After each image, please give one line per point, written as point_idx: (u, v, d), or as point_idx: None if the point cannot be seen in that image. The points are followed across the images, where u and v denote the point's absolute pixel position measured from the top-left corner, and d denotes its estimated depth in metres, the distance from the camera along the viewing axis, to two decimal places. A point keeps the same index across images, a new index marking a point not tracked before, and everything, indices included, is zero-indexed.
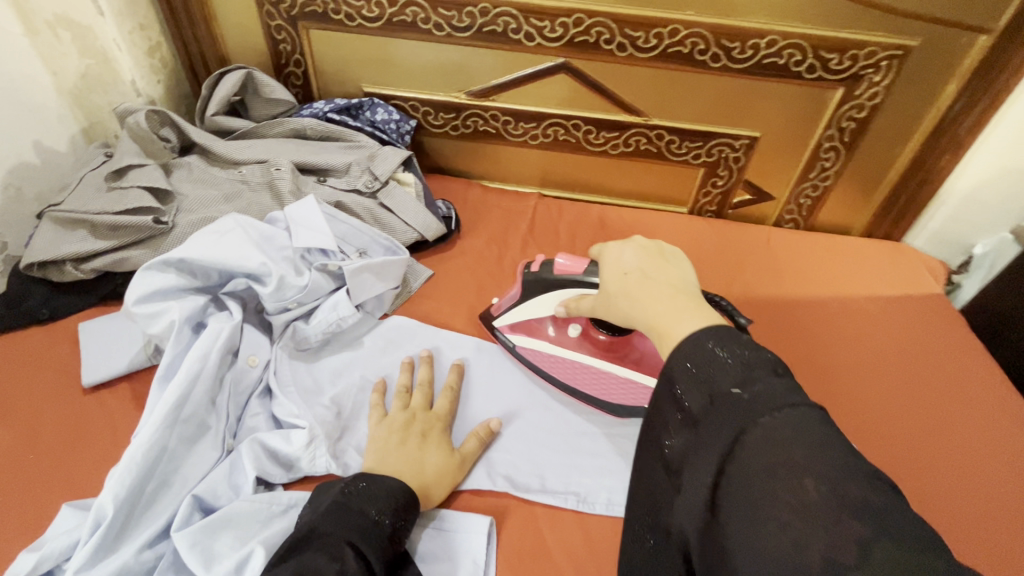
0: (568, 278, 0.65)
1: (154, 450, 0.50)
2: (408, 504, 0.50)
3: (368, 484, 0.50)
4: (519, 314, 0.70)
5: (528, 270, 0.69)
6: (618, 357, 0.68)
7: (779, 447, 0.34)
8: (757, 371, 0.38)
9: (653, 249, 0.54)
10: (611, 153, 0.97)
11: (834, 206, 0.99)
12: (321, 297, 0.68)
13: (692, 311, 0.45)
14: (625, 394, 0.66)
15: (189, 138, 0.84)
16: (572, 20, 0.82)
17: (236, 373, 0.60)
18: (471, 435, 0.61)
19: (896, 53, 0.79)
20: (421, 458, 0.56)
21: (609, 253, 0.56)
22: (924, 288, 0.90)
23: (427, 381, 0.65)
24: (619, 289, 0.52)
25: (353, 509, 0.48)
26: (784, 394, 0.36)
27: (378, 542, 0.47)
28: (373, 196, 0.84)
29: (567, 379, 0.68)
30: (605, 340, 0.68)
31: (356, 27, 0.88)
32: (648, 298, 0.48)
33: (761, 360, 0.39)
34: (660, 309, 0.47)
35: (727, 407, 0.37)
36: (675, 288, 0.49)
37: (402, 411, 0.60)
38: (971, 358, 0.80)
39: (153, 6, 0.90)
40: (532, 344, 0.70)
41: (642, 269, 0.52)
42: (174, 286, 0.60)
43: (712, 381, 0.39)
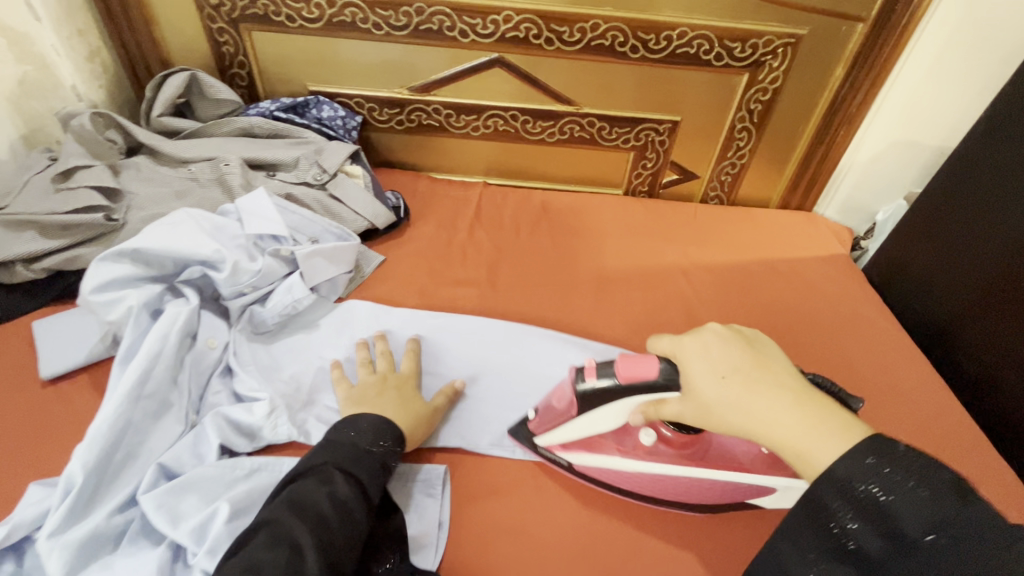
0: (640, 384, 0.54)
1: (119, 423, 0.53)
2: (390, 438, 0.58)
3: (355, 424, 0.58)
4: (577, 432, 0.60)
5: (581, 380, 0.58)
6: (699, 459, 0.60)
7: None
8: (944, 506, 0.37)
9: (739, 338, 0.51)
10: (549, 141, 1.04)
11: (751, 181, 1.09)
12: (275, 282, 0.71)
13: (825, 424, 0.44)
14: (715, 492, 0.60)
15: (136, 139, 0.86)
16: (501, 18, 0.88)
17: (196, 355, 0.63)
18: (439, 393, 0.67)
19: (789, 41, 0.90)
20: (403, 407, 0.62)
21: (690, 351, 0.51)
22: (831, 250, 1.01)
23: (387, 350, 0.69)
24: (726, 401, 0.47)
25: (343, 443, 0.56)
26: (1000, 535, 0.35)
27: (366, 468, 0.54)
28: (322, 188, 0.88)
29: (649, 492, 0.60)
30: (676, 440, 0.60)
31: (298, 28, 0.92)
32: (771, 414, 0.45)
33: (938, 488, 0.38)
34: (792, 425, 0.44)
35: (920, 555, 0.37)
36: (786, 391, 0.47)
37: (372, 374, 0.66)
38: (868, 307, 0.91)
39: (90, 11, 0.91)
40: (595, 462, 0.61)
41: (745, 370, 0.48)
42: (130, 275, 0.63)
43: (892, 522, 0.38)
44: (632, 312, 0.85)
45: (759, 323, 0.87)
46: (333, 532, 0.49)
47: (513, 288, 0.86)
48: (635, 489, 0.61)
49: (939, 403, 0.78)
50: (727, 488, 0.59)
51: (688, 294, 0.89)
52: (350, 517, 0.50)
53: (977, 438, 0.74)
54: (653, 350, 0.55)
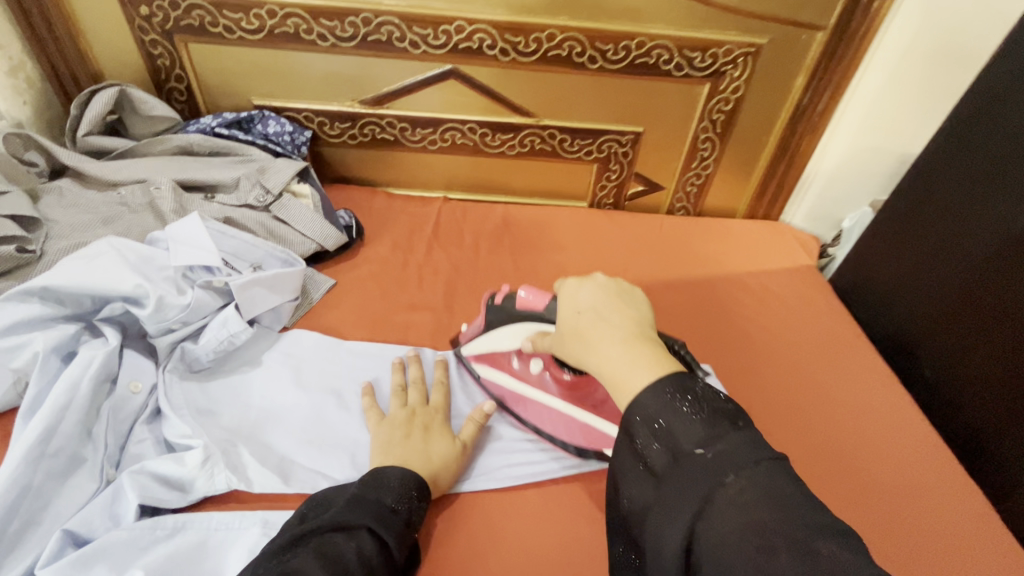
0: (530, 312, 0.64)
1: (15, 490, 0.48)
2: (417, 489, 0.54)
3: (388, 475, 0.53)
4: (484, 344, 0.69)
5: (494, 300, 0.69)
6: (581, 400, 0.65)
7: (748, 508, 0.35)
8: (718, 428, 0.39)
9: (609, 288, 0.53)
10: (509, 154, 1.00)
11: (717, 191, 1.07)
12: (208, 315, 0.66)
13: (647, 359, 0.45)
14: (585, 437, 0.64)
15: (60, 162, 0.80)
16: (453, 28, 0.85)
17: (116, 401, 0.58)
18: (468, 421, 0.63)
19: (749, 50, 0.88)
20: (426, 450, 0.58)
21: (566, 289, 0.55)
22: (798, 261, 0.99)
23: (420, 378, 0.67)
24: (573, 331, 0.51)
25: (369, 497, 0.51)
26: (750, 449, 0.37)
27: (394, 526, 0.49)
28: (267, 210, 0.83)
29: (530, 417, 0.66)
30: (569, 379, 0.65)
31: (237, 39, 0.86)
32: (602, 344, 0.47)
33: (714, 412, 0.40)
34: (614, 355, 0.46)
35: (689, 465, 0.38)
36: (625, 328, 0.48)
37: (402, 409, 0.63)
38: (834, 319, 0.90)
39: (10, 22, 0.83)
40: (494, 375, 0.69)
41: (596, 309, 0.51)
42: (39, 316, 0.57)
43: (676, 442, 0.39)
44: None
45: (727, 340, 0.84)
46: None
47: (472, 310, 0.82)
48: (521, 410, 0.67)
49: (905, 421, 0.76)
50: (599, 435, 0.63)
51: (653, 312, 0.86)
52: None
53: (944, 457, 0.72)
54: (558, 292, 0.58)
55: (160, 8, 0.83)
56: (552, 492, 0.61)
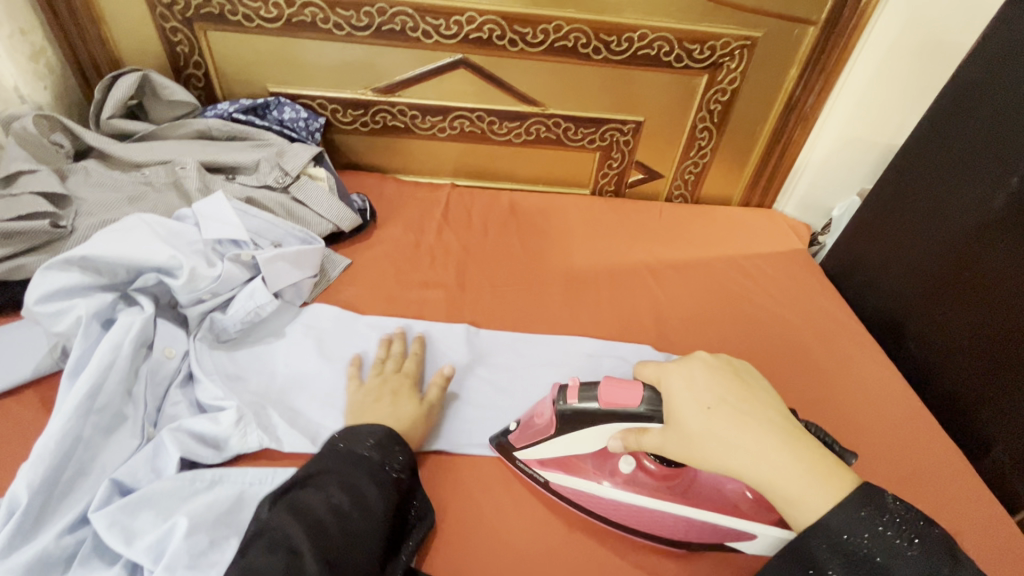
0: (620, 412, 0.56)
1: (68, 439, 0.51)
2: (387, 439, 0.57)
3: (359, 428, 0.58)
4: (554, 451, 0.60)
5: (562, 402, 0.59)
6: (678, 493, 0.59)
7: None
8: (935, 565, 0.44)
9: (723, 371, 0.56)
10: (515, 142, 1.04)
11: (713, 180, 1.11)
12: (236, 288, 0.69)
13: (809, 460, 0.49)
14: (692, 533, 0.57)
15: (85, 143, 0.82)
16: (465, 19, 0.88)
17: (152, 365, 0.61)
18: (432, 384, 0.66)
19: (745, 43, 0.92)
20: (394, 411, 0.62)
21: (678, 382, 0.55)
22: (789, 245, 1.04)
23: (402, 351, 0.70)
24: (713, 431, 0.51)
25: (339, 450, 0.56)
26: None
27: (363, 472, 0.54)
28: (285, 191, 0.86)
29: (624, 522, 0.59)
30: (658, 469, 0.59)
31: (255, 28, 0.89)
32: (760, 449, 0.50)
33: (923, 543, 0.45)
34: (778, 462, 0.49)
35: None
36: (772, 426, 0.51)
37: (375, 377, 0.66)
38: (824, 300, 0.95)
39: (32, 8, 0.86)
40: (576, 485, 0.60)
41: (729, 402, 0.53)
42: (80, 284, 0.60)
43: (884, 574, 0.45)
44: (600, 311, 0.86)
45: (724, 319, 0.89)
46: (328, 537, 0.49)
47: (482, 289, 0.86)
48: (610, 516, 0.59)
49: (888, 389, 0.81)
50: (711, 529, 0.57)
51: (653, 293, 0.91)
52: (348, 524, 0.50)
53: (925, 422, 0.77)
54: (648, 376, 0.58)
55: None
56: None
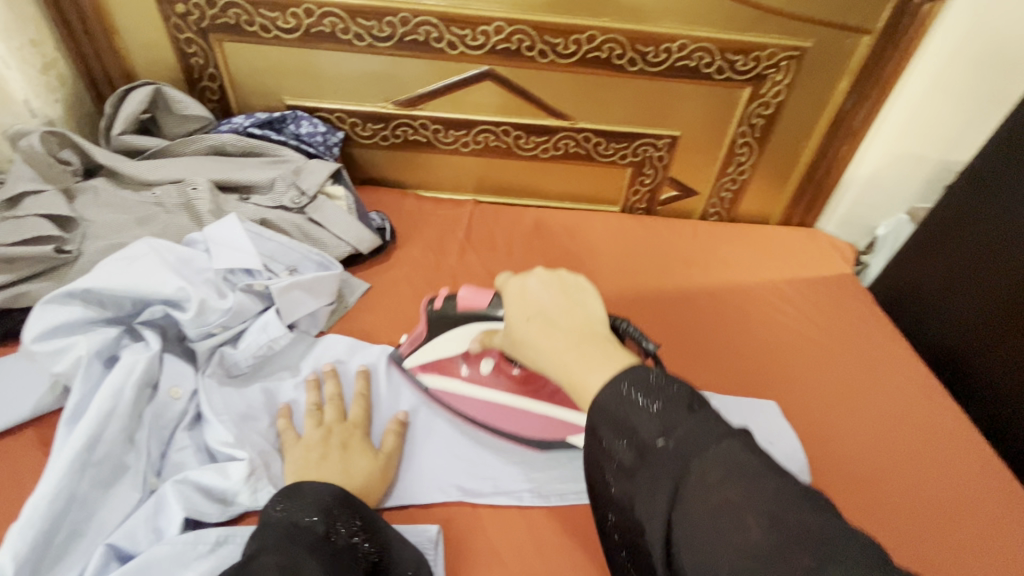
0: (473, 313, 0.62)
1: (63, 498, 0.47)
2: (335, 501, 0.49)
3: (301, 488, 0.50)
4: (428, 355, 0.66)
5: (431, 307, 0.65)
6: (533, 391, 0.65)
7: (716, 490, 0.36)
8: (675, 414, 0.39)
9: (556, 283, 0.52)
10: (542, 157, 0.99)
11: (751, 198, 1.05)
12: (248, 319, 0.65)
13: (600, 360, 0.45)
14: (543, 429, 0.64)
15: (95, 161, 0.79)
16: (493, 29, 0.83)
17: (157, 408, 0.56)
18: (388, 432, 0.61)
19: (792, 54, 0.86)
20: (346, 468, 0.55)
21: (512, 289, 0.53)
22: (836, 269, 0.97)
23: (337, 394, 0.62)
24: (529, 339, 0.50)
25: (276, 525, 0.46)
26: (710, 430, 0.38)
27: (308, 543, 0.45)
28: (301, 212, 0.82)
29: (484, 420, 0.64)
30: (518, 374, 0.65)
31: (273, 38, 0.85)
32: (556, 349, 0.47)
33: (668, 399, 0.40)
34: (568, 360, 0.46)
35: (655, 458, 0.38)
36: (581, 331, 0.48)
37: (316, 429, 0.58)
38: (877, 330, 0.87)
39: (44, 18, 0.82)
40: (445, 384, 0.66)
41: (547, 312, 0.50)
42: (80, 319, 0.55)
43: (635, 433, 0.40)
44: None
45: (766, 350, 0.82)
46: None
47: None
48: (473, 414, 0.65)
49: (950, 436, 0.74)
50: (556, 424, 0.63)
51: (690, 321, 0.84)
52: None
53: (992, 476, 0.70)
54: (498, 288, 0.56)
55: (197, 6, 0.82)
56: None
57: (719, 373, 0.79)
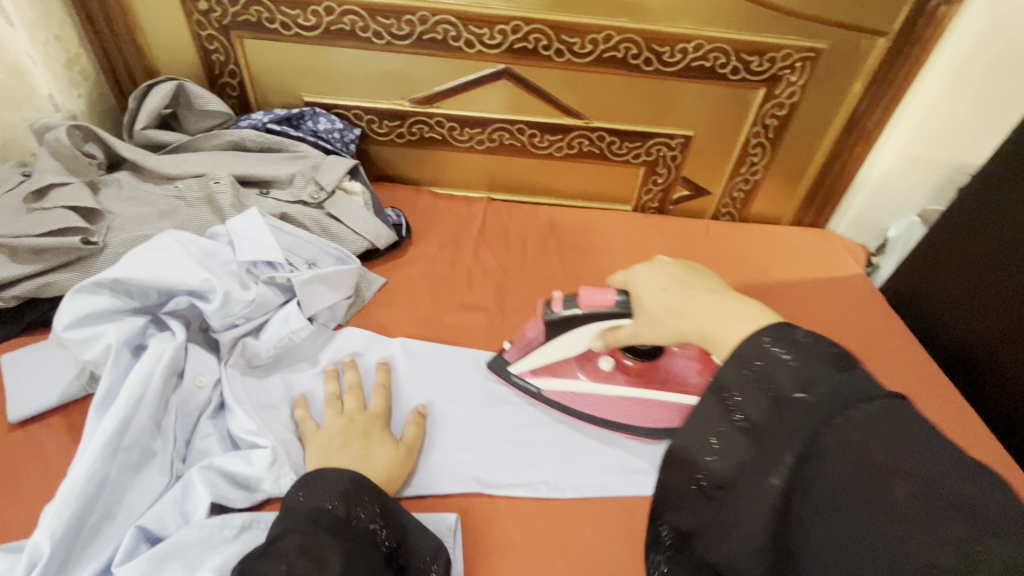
0: (597, 311, 0.61)
1: (94, 481, 0.48)
2: (355, 486, 0.50)
3: (320, 475, 0.50)
4: (543, 357, 0.69)
5: (550, 311, 0.65)
6: (647, 382, 0.70)
7: (859, 443, 0.33)
8: (820, 369, 0.37)
9: (677, 263, 0.56)
10: (556, 155, 1.00)
11: (764, 198, 1.05)
12: (270, 311, 0.66)
13: (745, 313, 0.46)
14: (663, 416, 0.68)
15: (118, 154, 0.80)
16: (509, 28, 0.84)
17: (182, 395, 0.58)
18: (410, 423, 0.62)
19: (808, 55, 0.86)
20: (366, 457, 0.56)
21: (636, 276, 0.56)
22: (847, 269, 0.98)
23: (357, 384, 0.63)
24: (666, 307, 0.51)
25: (300, 508, 0.48)
26: (856, 389, 0.35)
27: (330, 527, 0.46)
28: (320, 206, 0.83)
29: (609, 415, 0.68)
30: (634, 366, 0.70)
31: (293, 36, 0.86)
32: (698, 309, 0.48)
33: (812, 355, 0.37)
34: (711, 314, 0.47)
35: (791, 411, 0.36)
36: (719, 294, 0.50)
37: (338, 417, 0.59)
38: (888, 331, 0.88)
39: (68, 14, 0.84)
40: (561, 385, 0.69)
41: (679, 280, 0.53)
42: (110, 308, 0.57)
43: (770, 384, 0.38)
44: None
45: None
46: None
47: (522, 312, 0.81)
48: (595, 411, 0.68)
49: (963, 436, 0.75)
50: (672, 409, 0.69)
51: None
52: None
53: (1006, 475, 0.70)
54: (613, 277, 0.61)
55: (219, 3, 0.84)
56: (614, 501, 0.60)
57: None
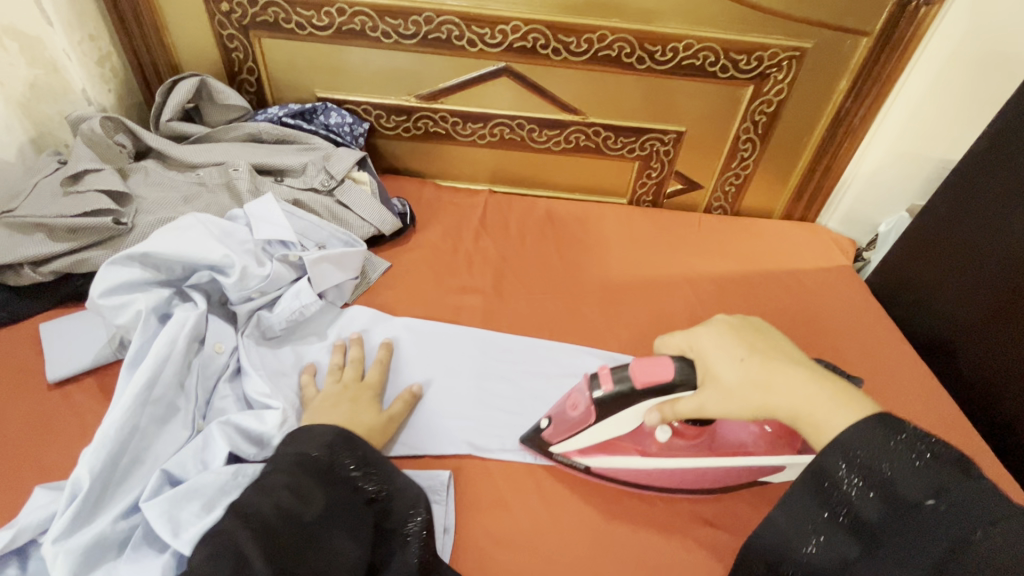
0: (656, 388, 0.55)
1: (126, 428, 0.54)
2: (341, 439, 0.55)
3: (311, 429, 0.56)
4: (591, 439, 0.60)
5: (600, 390, 0.58)
6: (711, 449, 0.60)
7: (997, 560, 0.37)
8: (947, 478, 0.40)
9: (748, 326, 0.56)
10: (554, 150, 1.04)
11: (755, 193, 1.09)
12: (283, 287, 0.71)
13: (836, 393, 0.47)
14: (728, 477, 0.61)
15: (145, 144, 0.87)
16: (509, 28, 0.89)
17: (203, 359, 0.63)
18: (397, 399, 0.66)
19: (794, 54, 0.91)
20: (352, 416, 0.61)
21: (707, 342, 0.55)
22: (834, 261, 1.01)
23: (359, 358, 0.69)
24: (747, 381, 0.50)
25: (291, 451, 0.54)
26: (987, 502, 0.39)
27: (314, 471, 0.52)
28: (330, 194, 0.89)
29: (667, 484, 0.62)
30: (690, 432, 0.60)
31: (307, 35, 0.92)
32: (788, 388, 0.49)
33: (936, 460, 0.41)
34: (809, 394, 0.48)
35: (920, 517, 0.40)
36: (803, 367, 0.50)
37: (334, 384, 0.65)
38: (870, 319, 0.92)
39: (101, 15, 0.91)
40: (615, 463, 0.61)
41: (757, 351, 0.52)
42: (140, 279, 0.63)
43: (897, 489, 0.41)
44: (638, 325, 0.85)
45: None
46: (277, 542, 0.47)
47: (518, 296, 0.86)
48: (653, 484, 0.62)
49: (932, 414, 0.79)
50: (740, 471, 0.61)
51: (690, 306, 0.89)
52: (296, 524, 0.49)
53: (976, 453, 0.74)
54: (673, 338, 0.58)
55: (240, 4, 0.90)
56: None
57: None
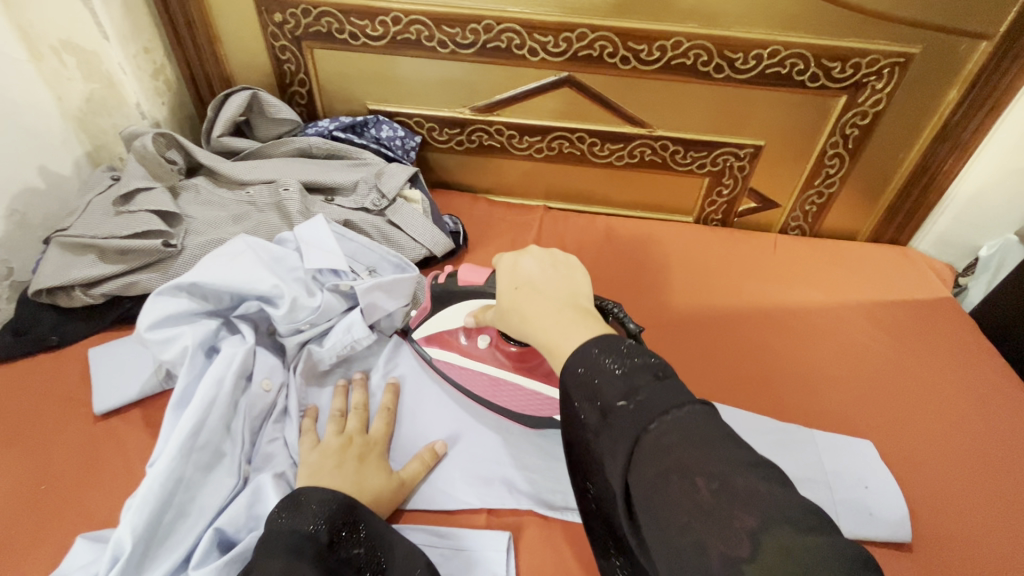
0: (471, 289, 0.64)
1: (171, 481, 0.50)
2: (341, 509, 0.50)
3: (301, 497, 0.50)
4: (430, 326, 0.68)
5: (436, 282, 0.68)
6: (527, 368, 0.64)
7: (669, 452, 0.34)
8: (638, 378, 0.38)
9: (548, 260, 0.53)
10: (616, 164, 0.97)
11: (839, 212, 0.99)
12: (334, 318, 0.67)
13: (579, 327, 0.45)
14: (534, 406, 0.63)
15: (196, 160, 0.84)
16: (575, 35, 0.82)
17: (251, 399, 0.59)
18: (414, 458, 0.59)
19: (897, 60, 0.80)
20: (359, 481, 0.54)
21: (504, 264, 0.53)
22: (934, 291, 0.90)
23: (362, 405, 0.63)
24: (509, 305, 0.50)
25: (284, 532, 0.47)
26: (671, 395, 0.37)
27: (311, 553, 0.45)
28: (381, 214, 0.84)
29: (480, 394, 0.66)
30: (513, 350, 0.64)
31: (361, 46, 0.88)
32: (537, 314, 0.47)
33: (632, 365, 0.39)
34: (548, 325, 0.46)
35: (617, 420, 0.37)
36: (567, 302, 0.48)
37: (337, 436, 0.58)
38: (982, 361, 0.80)
39: (155, 27, 0.89)
40: (446, 356, 0.68)
41: (535, 282, 0.50)
42: (187, 311, 0.59)
43: (598, 395, 0.39)
44: (709, 362, 0.78)
45: (853, 377, 0.78)
46: None
47: None
48: (471, 390, 0.66)
49: None
50: (544, 401, 0.63)
51: (767, 342, 0.81)
52: None
53: None
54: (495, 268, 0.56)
55: (293, 15, 0.86)
56: None
57: (801, 398, 0.75)
